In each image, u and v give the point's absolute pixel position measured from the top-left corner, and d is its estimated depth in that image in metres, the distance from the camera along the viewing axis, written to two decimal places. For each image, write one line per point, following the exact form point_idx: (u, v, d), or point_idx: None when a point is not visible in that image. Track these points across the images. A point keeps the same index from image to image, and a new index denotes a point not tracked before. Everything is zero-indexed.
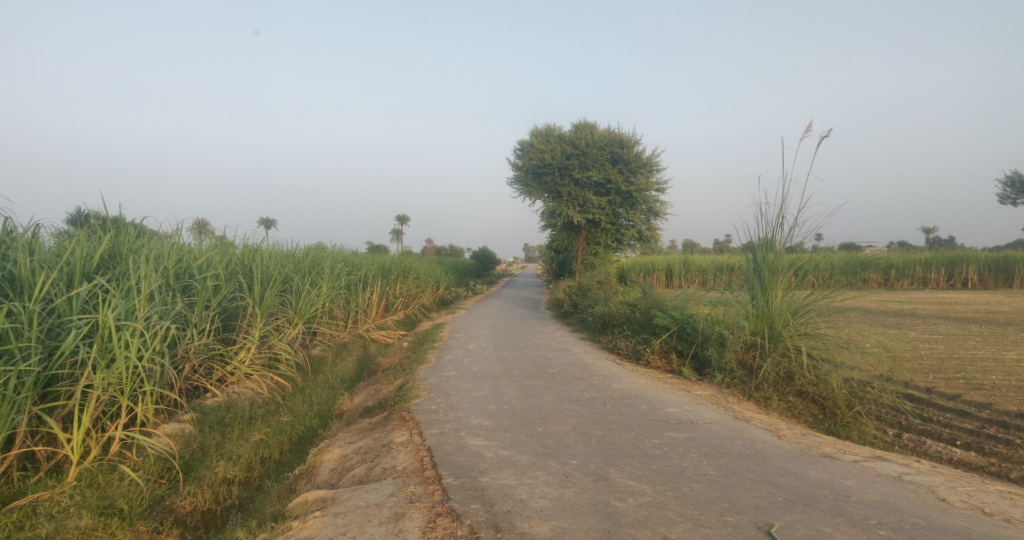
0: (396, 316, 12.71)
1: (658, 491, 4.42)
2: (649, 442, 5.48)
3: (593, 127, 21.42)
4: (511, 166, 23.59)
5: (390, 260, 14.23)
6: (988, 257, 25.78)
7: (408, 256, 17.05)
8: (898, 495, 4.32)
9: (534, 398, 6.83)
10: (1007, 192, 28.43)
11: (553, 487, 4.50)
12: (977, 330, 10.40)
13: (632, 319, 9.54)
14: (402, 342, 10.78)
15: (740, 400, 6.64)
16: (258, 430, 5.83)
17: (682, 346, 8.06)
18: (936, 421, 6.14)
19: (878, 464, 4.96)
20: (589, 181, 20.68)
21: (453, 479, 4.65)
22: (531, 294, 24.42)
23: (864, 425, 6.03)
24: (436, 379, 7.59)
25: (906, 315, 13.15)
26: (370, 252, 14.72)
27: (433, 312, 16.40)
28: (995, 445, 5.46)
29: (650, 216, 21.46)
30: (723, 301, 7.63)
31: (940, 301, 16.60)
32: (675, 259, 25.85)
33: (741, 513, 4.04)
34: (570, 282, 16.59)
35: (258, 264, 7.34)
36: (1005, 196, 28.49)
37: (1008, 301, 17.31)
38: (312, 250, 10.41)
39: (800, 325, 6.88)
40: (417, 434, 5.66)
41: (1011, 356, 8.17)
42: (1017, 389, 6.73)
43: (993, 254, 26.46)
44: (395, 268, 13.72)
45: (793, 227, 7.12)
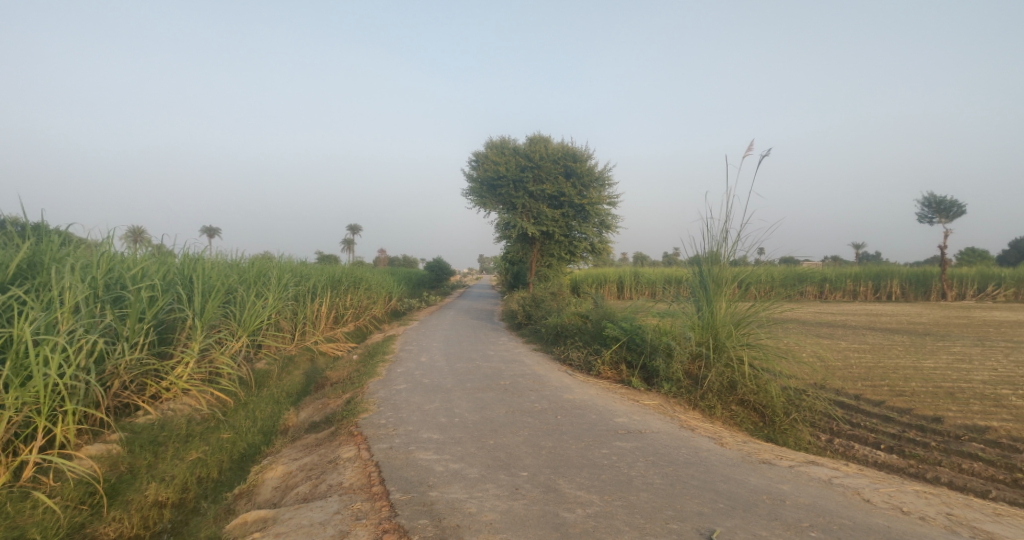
0: (345, 328, 12.42)
1: (606, 501, 4.49)
2: (597, 452, 5.57)
3: (547, 140, 21.65)
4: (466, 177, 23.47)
5: (340, 271, 13.96)
6: (909, 271, 27.73)
7: (358, 267, 16.67)
8: (828, 498, 4.55)
9: (486, 410, 6.81)
10: (925, 211, 30.10)
11: (502, 500, 4.51)
12: (900, 340, 11.03)
13: (583, 330, 9.64)
14: (352, 354, 10.55)
15: (686, 409, 6.81)
16: (195, 449, 5.59)
17: (631, 356, 8.20)
18: (865, 426, 6.47)
19: (811, 468, 5.21)
20: (543, 194, 20.93)
21: (401, 494, 4.59)
22: (486, 305, 24.41)
23: (800, 432, 6.29)
24: (385, 392, 7.44)
25: (837, 326, 13.88)
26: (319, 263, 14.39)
27: (385, 324, 16.12)
28: (914, 447, 5.80)
29: (602, 229, 21.87)
30: (670, 312, 7.76)
31: (870, 312, 17.51)
32: (624, 271, 26.32)
33: (684, 520, 4.16)
34: (523, 294, 16.66)
35: (199, 275, 7.04)
36: (924, 215, 30.20)
37: (926, 312, 18.50)
38: (258, 259, 10.07)
39: (743, 335, 7.07)
40: (365, 449, 5.56)
41: (929, 364, 8.72)
42: (936, 395, 7.16)
43: (914, 268, 28.38)
44: (346, 279, 13.47)
45: (736, 241, 7.36)
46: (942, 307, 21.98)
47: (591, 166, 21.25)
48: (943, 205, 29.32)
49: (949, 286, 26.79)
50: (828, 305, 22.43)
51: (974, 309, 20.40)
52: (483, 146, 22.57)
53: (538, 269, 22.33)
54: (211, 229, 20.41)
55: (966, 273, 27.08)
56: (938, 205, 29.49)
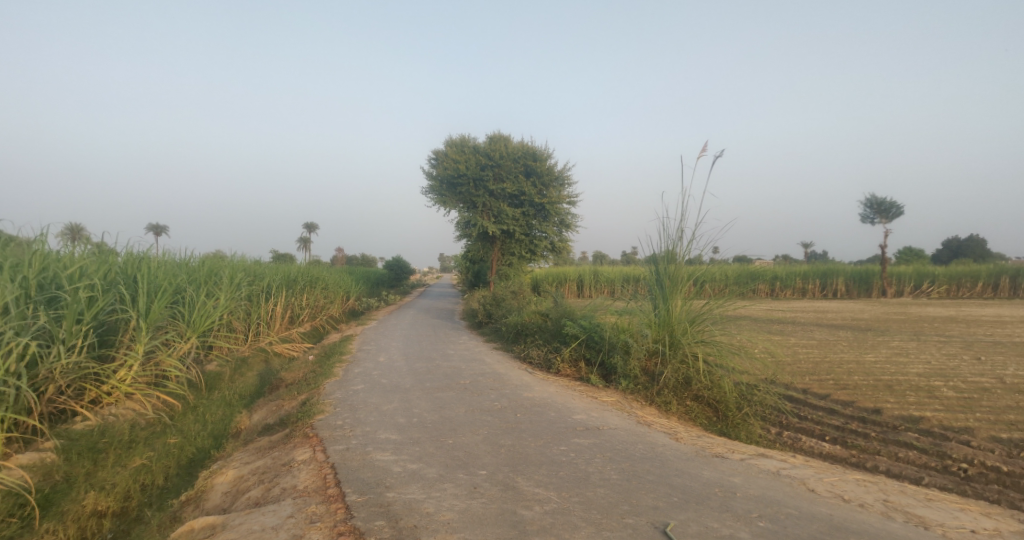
0: (301, 328, 12.15)
1: (563, 497, 4.54)
2: (556, 449, 5.62)
3: (507, 138, 21.68)
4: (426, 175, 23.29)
5: (296, 270, 13.65)
6: (853, 270, 29.08)
7: (315, 266, 16.32)
8: (776, 489, 4.71)
9: (445, 410, 6.79)
10: (868, 212, 31.43)
11: (460, 499, 4.50)
12: (844, 335, 11.52)
13: (544, 328, 9.70)
14: (308, 354, 10.34)
15: (642, 405, 6.94)
16: (139, 455, 5.39)
17: (590, 354, 8.29)
18: (811, 419, 6.74)
19: (761, 461, 5.39)
20: (503, 193, 20.98)
21: (357, 496, 4.53)
22: (447, 304, 24.29)
23: (751, 425, 6.50)
24: (342, 393, 7.32)
25: (786, 322, 14.41)
26: (274, 262, 14.03)
27: (343, 324, 15.85)
28: (856, 438, 6.07)
29: (562, 228, 22.10)
30: (629, 310, 7.88)
31: (816, 309, 18.25)
32: (584, 270, 26.69)
33: (639, 515, 4.24)
34: (485, 292, 16.65)
35: (144, 274, 6.78)
36: (867, 215, 31.53)
37: (867, 308, 19.46)
38: (208, 258, 9.77)
39: (698, 332, 7.24)
40: (321, 451, 5.46)
41: (871, 358, 9.15)
42: (876, 388, 7.51)
43: (858, 267, 29.77)
44: (302, 278, 13.19)
45: (691, 240, 7.51)
46: (881, 304, 23.15)
47: (551, 165, 21.43)
48: (884, 205, 30.73)
49: (889, 284, 28.24)
50: (777, 303, 23.30)
51: (910, 305, 21.59)
52: (443, 144, 22.42)
53: (499, 268, 22.36)
54: (154, 227, 19.78)
55: (903, 271, 28.64)
56: (879, 206, 30.88)
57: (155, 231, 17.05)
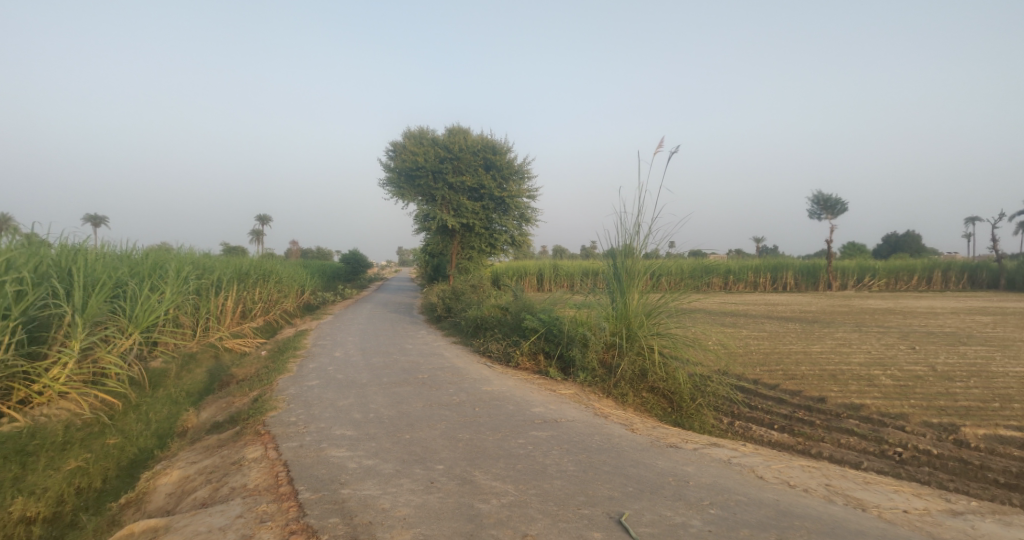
0: (254, 323, 11.80)
1: (521, 490, 4.55)
2: (514, 442, 5.63)
3: (467, 131, 21.54)
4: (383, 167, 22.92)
5: (248, 263, 13.25)
6: (801, 264, 30.36)
7: (268, 259, 15.86)
8: (726, 476, 4.85)
9: (402, 405, 6.71)
10: (815, 208, 32.70)
11: (417, 494, 4.46)
12: (792, 327, 11.96)
13: (503, 322, 9.70)
14: (260, 350, 10.05)
15: (600, 397, 7.02)
16: (74, 457, 5.14)
17: (549, 347, 8.35)
18: (761, 408, 6.96)
19: (713, 450, 5.53)
20: (463, 186, 20.89)
21: (310, 493, 4.43)
22: (406, 298, 24.05)
23: (704, 416, 6.67)
24: (296, 389, 7.14)
25: (737, 315, 14.88)
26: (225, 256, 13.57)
27: (299, 319, 15.47)
28: (802, 426, 6.31)
29: (522, 222, 22.19)
30: (587, 304, 7.96)
31: (766, 302, 18.91)
32: (545, 264, 26.95)
33: (595, 505, 4.29)
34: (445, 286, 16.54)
35: (80, 267, 6.44)
36: (814, 211, 32.77)
37: (812, 301, 20.40)
38: (153, 251, 9.37)
39: (654, 325, 7.36)
40: (273, 448, 5.31)
41: (817, 349, 9.52)
42: (821, 378, 7.82)
43: (807, 261, 31.07)
44: (254, 272, 12.81)
45: (647, 235, 7.62)
46: (825, 296, 24.23)
47: (511, 159, 21.46)
48: (830, 202, 32.05)
49: (834, 277, 29.77)
50: (729, 296, 24.08)
51: (852, 298, 22.70)
52: (402, 135, 22.09)
53: (459, 261, 22.27)
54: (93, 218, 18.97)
55: (847, 265, 30.35)
56: (825, 202, 32.17)
57: (93, 223, 16.33)
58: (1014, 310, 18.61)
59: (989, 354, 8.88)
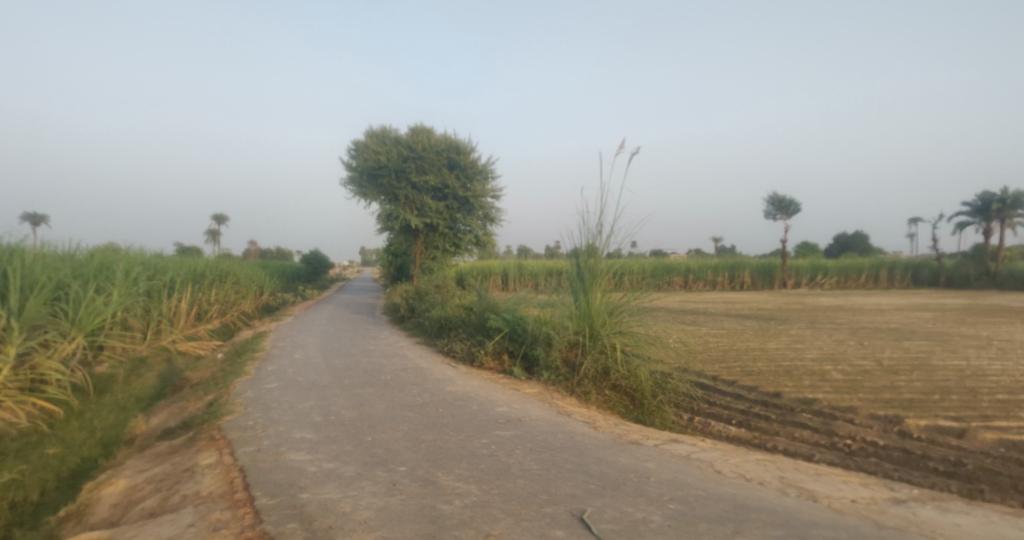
0: (209, 325, 11.47)
1: (484, 490, 4.55)
2: (477, 443, 5.61)
3: (429, 130, 21.40)
4: (344, 165, 22.56)
5: (203, 264, 12.87)
6: (758, 264, 31.35)
7: (225, 259, 15.44)
8: (685, 472, 4.95)
9: (364, 407, 6.62)
10: (770, 209, 33.72)
11: (379, 497, 4.40)
12: (749, 325, 12.30)
13: (467, 322, 9.68)
14: (216, 352, 9.77)
15: (563, 396, 7.07)
16: (7, 469, 4.99)
17: (513, 347, 8.37)
18: (719, 404, 7.13)
19: (673, 446, 5.64)
20: (426, 185, 20.79)
21: (268, 499, 4.33)
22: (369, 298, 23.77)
23: (665, 412, 6.80)
24: (254, 392, 6.96)
25: (695, 313, 15.23)
26: (178, 256, 13.15)
27: (257, 320, 15.11)
28: (758, 421, 6.49)
29: (486, 221, 22.20)
30: (551, 303, 8.00)
31: (724, 300, 19.17)
32: (509, 263, 27.07)
33: (558, 503, 4.32)
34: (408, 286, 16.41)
35: (17, 269, 6.15)
36: (769, 212, 33.77)
37: (765, 299, 21.10)
38: (99, 251, 9.01)
39: (616, 324, 7.46)
40: (228, 454, 5.17)
41: (772, 345, 9.82)
42: (776, 373, 8.07)
43: (764, 261, 32.10)
44: (210, 272, 12.44)
45: (609, 235, 7.72)
46: (773, 294, 25.40)
47: (475, 159, 21.47)
48: (784, 204, 33.12)
49: (789, 276, 30.89)
50: (688, 295, 24.63)
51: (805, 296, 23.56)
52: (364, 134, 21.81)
53: (423, 261, 22.11)
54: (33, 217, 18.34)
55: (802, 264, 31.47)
56: (779, 203, 33.20)
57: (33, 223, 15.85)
58: (951, 306, 19.70)
59: (930, 349, 9.34)
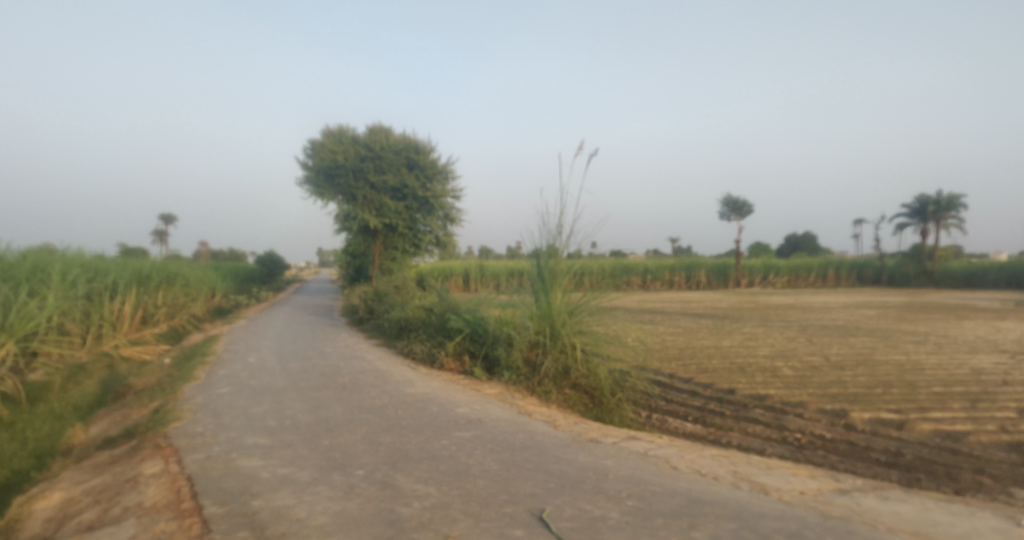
0: (156, 329, 11.04)
1: (443, 492, 4.52)
2: (437, 444, 5.57)
3: (388, 130, 21.16)
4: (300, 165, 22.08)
5: (149, 265, 12.39)
6: (713, 264, 32.27)
7: (174, 261, 14.91)
8: (643, 468, 5.03)
9: (321, 410, 6.48)
10: (724, 210, 34.68)
11: (335, 501, 4.31)
12: (703, 323, 12.61)
13: (428, 323, 9.61)
14: (162, 357, 9.41)
15: (524, 395, 7.09)
16: None
17: (474, 347, 8.35)
18: (676, 401, 7.28)
19: (631, 443, 5.73)
20: (385, 185, 20.58)
21: (217, 508, 4.18)
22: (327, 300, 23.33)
23: (624, 410, 6.89)
24: (203, 398, 6.73)
25: (652, 312, 15.53)
26: (122, 257, 12.62)
27: (208, 323, 14.62)
28: (714, 417, 6.66)
29: (446, 222, 22.10)
30: (512, 303, 8.01)
31: (680, 300, 19.24)
32: (470, 264, 27.10)
33: (518, 503, 4.32)
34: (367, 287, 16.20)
35: None
36: (723, 214, 34.74)
37: (718, 297, 21.70)
38: (33, 253, 8.57)
39: (576, 323, 7.53)
40: (174, 462, 4.97)
41: (726, 343, 10.10)
42: (730, 370, 8.30)
43: (719, 261, 33.06)
44: (156, 274, 11.99)
45: (569, 235, 7.78)
46: (727, 294, 26.17)
47: (434, 159, 21.35)
48: (737, 205, 34.14)
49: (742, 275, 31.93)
50: (644, 294, 25.13)
51: (757, 294, 24.35)
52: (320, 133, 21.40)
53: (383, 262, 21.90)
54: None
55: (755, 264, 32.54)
56: (733, 205, 34.20)
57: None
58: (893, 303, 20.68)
59: (874, 344, 9.77)
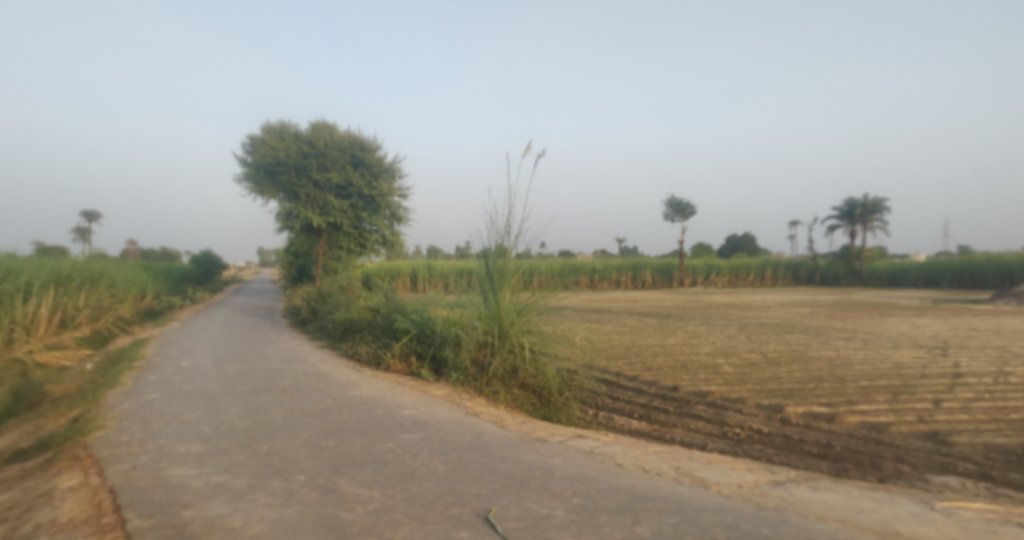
0: (77, 333, 10.35)
1: (388, 495, 4.41)
2: (382, 447, 5.44)
3: (332, 127, 20.61)
4: (239, 161, 21.25)
5: (69, 265, 11.61)
6: (658, 265, 33.17)
7: (98, 260, 14.03)
8: (589, 466, 5.07)
9: (260, 415, 6.23)
10: (669, 211, 35.64)
11: (273, 509, 4.14)
12: (647, 322, 12.90)
13: (374, 324, 9.41)
14: (84, 362, 8.83)
15: (472, 396, 7.04)
16: None
17: (421, 348, 8.23)
18: (622, 399, 7.40)
19: (578, 441, 5.77)
20: (329, 183, 20.08)
21: (143, 521, 3.93)
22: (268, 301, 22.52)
23: (571, 409, 6.94)
24: (130, 404, 6.35)
25: (598, 311, 15.78)
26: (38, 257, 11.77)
27: (136, 326, 13.82)
28: (658, 414, 6.80)
29: (393, 220, 21.77)
30: (460, 303, 7.92)
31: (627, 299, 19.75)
32: (418, 264, 26.84)
33: (463, 504, 4.27)
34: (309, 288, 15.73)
35: None
36: (668, 215, 35.71)
37: (663, 296, 22.25)
38: None
39: (525, 323, 7.53)
40: (95, 474, 4.66)
41: (670, 341, 10.37)
42: (674, 368, 8.51)
43: (664, 261, 34.02)
44: (77, 274, 11.24)
45: (517, 235, 7.78)
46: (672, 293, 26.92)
47: (381, 157, 21.00)
48: (681, 207, 35.14)
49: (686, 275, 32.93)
50: (591, 293, 25.57)
51: (699, 293, 25.18)
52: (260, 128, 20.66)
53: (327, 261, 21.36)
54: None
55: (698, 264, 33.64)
56: (677, 206, 35.20)
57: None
58: (824, 301, 21.76)
59: (807, 341, 10.24)
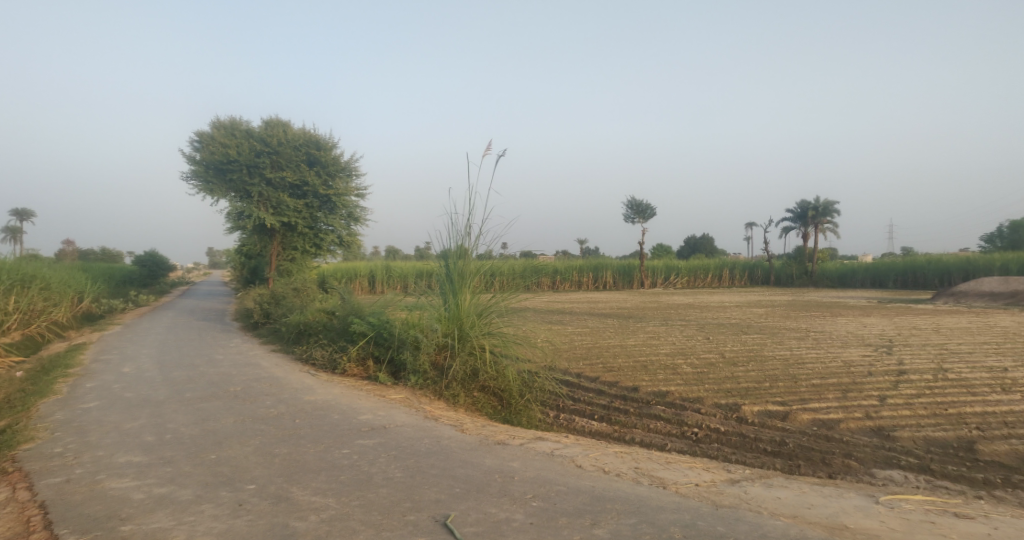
0: (5, 339, 9.71)
1: (343, 502, 4.26)
2: (337, 453, 5.27)
3: (287, 125, 20.13)
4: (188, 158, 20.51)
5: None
6: (619, 265, 33.61)
7: (31, 261, 13.22)
8: (549, 468, 5.02)
9: (208, 422, 5.95)
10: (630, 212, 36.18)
11: (220, 520, 3.94)
12: (606, 322, 13.00)
13: (330, 327, 9.16)
14: (13, 370, 8.27)
15: (431, 400, 6.91)
16: None
17: (379, 351, 8.05)
18: (583, 400, 7.40)
19: (538, 443, 5.72)
20: (283, 182, 19.56)
21: (76, 537, 3.68)
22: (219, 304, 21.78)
23: (532, 411, 6.89)
24: (65, 414, 5.98)
25: (557, 313, 15.84)
26: None
27: (73, 331, 13.07)
28: (618, 414, 6.82)
29: (350, 220, 21.34)
30: (418, 305, 7.76)
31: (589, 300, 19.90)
32: (376, 265, 26.42)
33: (421, 510, 4.16)
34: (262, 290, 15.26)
35: None
36: (628, 216, 36.23)
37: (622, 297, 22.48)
38: None
39: (485, 325, 7.45)
40: (23, 489, 4.34)
41: (629, 342, 10.45)
42: (634, 368, 8.57)
43: (624, 262, 34.51)
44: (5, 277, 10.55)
45: (477, 236, 7.68)
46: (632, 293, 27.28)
47: (337, 156, 20.59)
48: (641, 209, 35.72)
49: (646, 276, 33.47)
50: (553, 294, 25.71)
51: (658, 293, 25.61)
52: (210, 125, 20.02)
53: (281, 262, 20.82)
54: None
55: (658, 265, 34.24)
56: (637, 209, 35.79)
57: None
58: (779, 302, 22.38)
59: (762, 341, 10.49)
